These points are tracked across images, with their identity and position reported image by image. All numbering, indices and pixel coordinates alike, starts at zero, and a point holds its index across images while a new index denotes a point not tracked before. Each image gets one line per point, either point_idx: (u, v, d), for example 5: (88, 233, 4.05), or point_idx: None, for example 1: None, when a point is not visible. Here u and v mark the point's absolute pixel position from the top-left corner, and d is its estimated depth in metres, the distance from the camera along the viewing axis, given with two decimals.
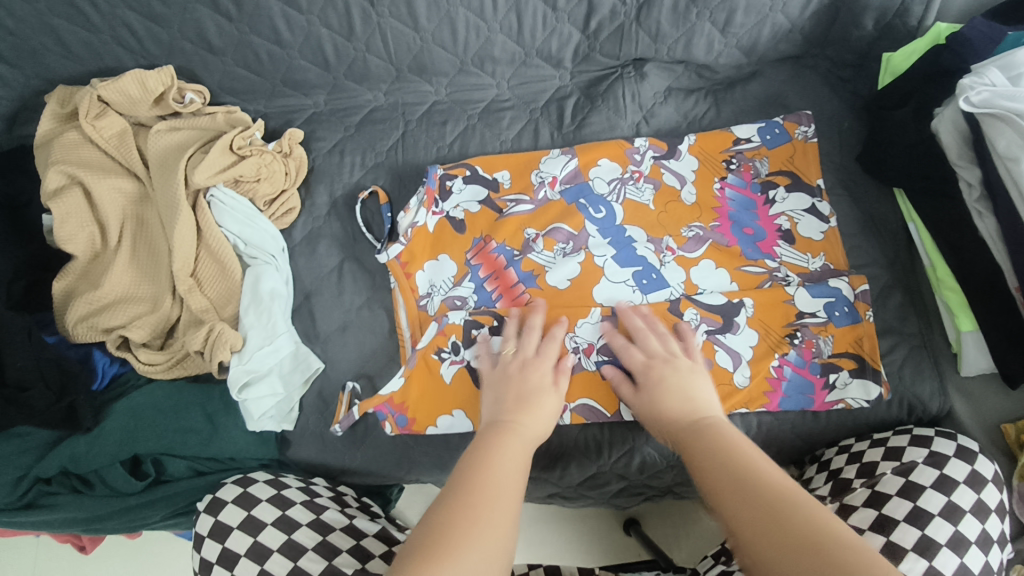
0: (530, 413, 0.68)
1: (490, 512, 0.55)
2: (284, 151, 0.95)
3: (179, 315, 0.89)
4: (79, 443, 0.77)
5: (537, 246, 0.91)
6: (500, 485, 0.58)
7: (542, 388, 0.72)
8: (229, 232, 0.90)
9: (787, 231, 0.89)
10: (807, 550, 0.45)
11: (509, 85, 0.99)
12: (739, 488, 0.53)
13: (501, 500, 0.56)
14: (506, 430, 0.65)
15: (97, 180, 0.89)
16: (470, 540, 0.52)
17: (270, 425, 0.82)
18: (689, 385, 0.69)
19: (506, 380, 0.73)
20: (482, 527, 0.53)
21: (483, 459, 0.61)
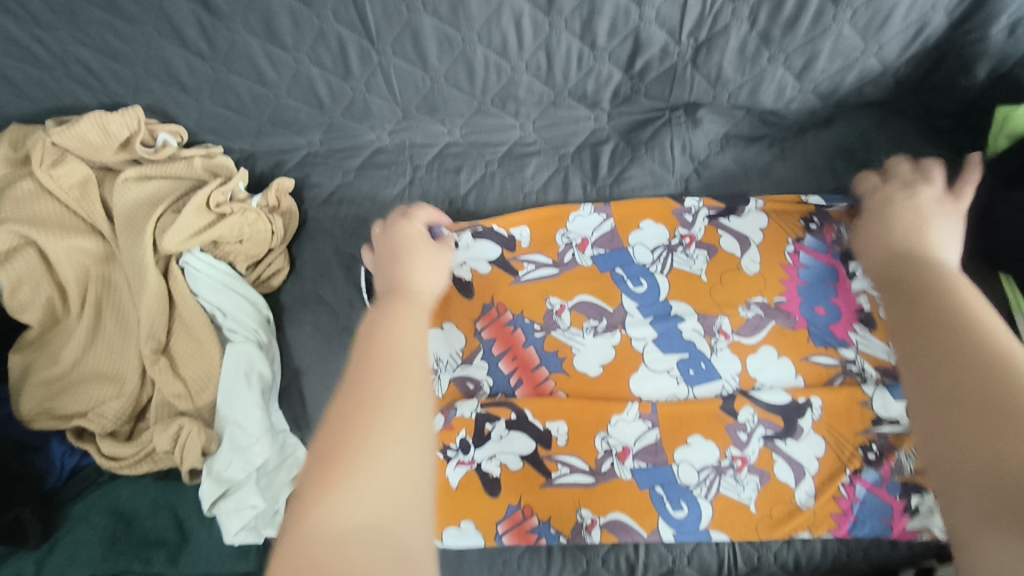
0: (419, 270, 0.60)
1: (386, 395, 0.42)
2: (270, 206, 0.81)
3: (150, 397, 0.78)
4: (29, 560, 0.66)
5: (562, 321, 0.79)
6: (396, 361, 0.44)
7: (424, 255, 0.62)
8: (207, 301, 0.78)
9: (868, 314, 0.75)
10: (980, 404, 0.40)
11: (535, 126, 0.84)
12: (929, 316, 0.49)
13: (393, 368, 0.44)
14: (402, 296, 0.54)
15: (53, 240, 0.76)
16: (366, 441, 0.40)
17: (250, 537, 0.71)
18: (933, 224, 0.61)
19: (386, 252, 0.64)
20: (378, 419, 0.41)
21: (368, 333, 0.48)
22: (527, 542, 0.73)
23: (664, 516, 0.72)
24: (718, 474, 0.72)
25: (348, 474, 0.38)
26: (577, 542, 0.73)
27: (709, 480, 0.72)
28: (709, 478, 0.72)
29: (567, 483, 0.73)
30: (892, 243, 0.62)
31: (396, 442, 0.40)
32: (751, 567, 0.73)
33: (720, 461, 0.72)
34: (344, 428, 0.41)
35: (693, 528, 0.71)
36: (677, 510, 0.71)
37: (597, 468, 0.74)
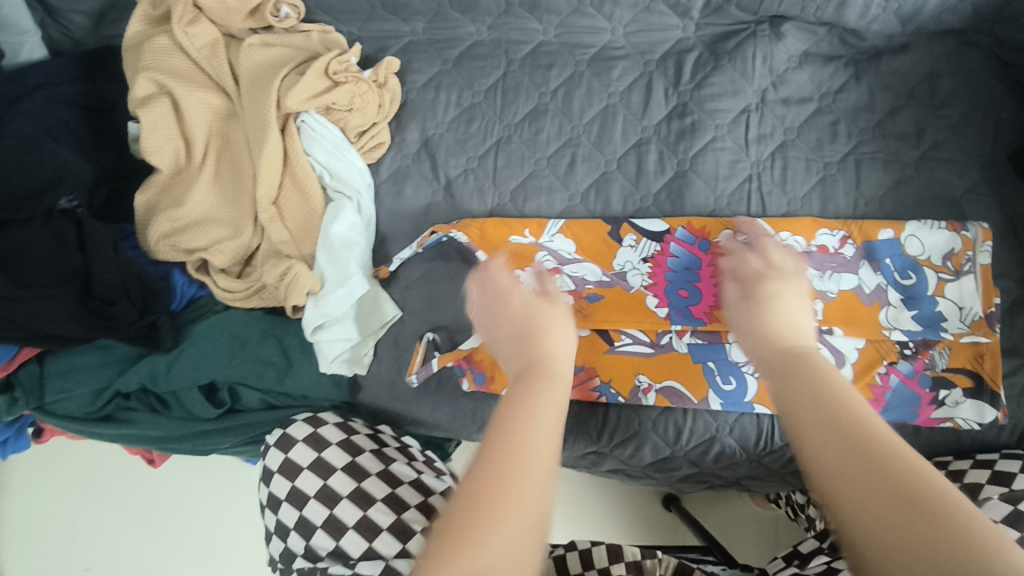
0: (551, 338, 0.59)
1: (518, 482, 0.44)
2: (378, 81, 0.89)
3: (259, 244, 0.86)
4: (160, 362, 0.76)
5: (642, 247, 0.84)
6: (530, 438, 0.48)
7: (556, 324, 0.61)
8: (317, 161, 0.86)
9: (919, 261, 0.80)
10: (906, 502, 0.40)
11: (625, 31, 0.91)
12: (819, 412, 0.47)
13: (525, 452, 0.46)
14: (534, 373, 0.55)
15: (187, 92, 0.85)
16: (495, 522, 0.42)
17: (340, 368, 0.81)
18: (789, 309, 0.61)
19: (493, 323, 0.63)
20: (517, 485, 0.44)
21: (518, 406, 0.50)
22: (588, 399, 0.82)
23: (713, 387, 0.80)
24: None
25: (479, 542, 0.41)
26: (632, 403, 0.82)
27: None
28: None
29: (628, 351, 0.82)
30: (743, 320, 0.62)
31: (521, 528, 0.42)
32: (786, 440, 0.81)
33: None
34: (485, 487, 0.44)
35: (738, 400, 0.80)
36: (726, 382, 0.80)
37: (656, 340, 0.82)
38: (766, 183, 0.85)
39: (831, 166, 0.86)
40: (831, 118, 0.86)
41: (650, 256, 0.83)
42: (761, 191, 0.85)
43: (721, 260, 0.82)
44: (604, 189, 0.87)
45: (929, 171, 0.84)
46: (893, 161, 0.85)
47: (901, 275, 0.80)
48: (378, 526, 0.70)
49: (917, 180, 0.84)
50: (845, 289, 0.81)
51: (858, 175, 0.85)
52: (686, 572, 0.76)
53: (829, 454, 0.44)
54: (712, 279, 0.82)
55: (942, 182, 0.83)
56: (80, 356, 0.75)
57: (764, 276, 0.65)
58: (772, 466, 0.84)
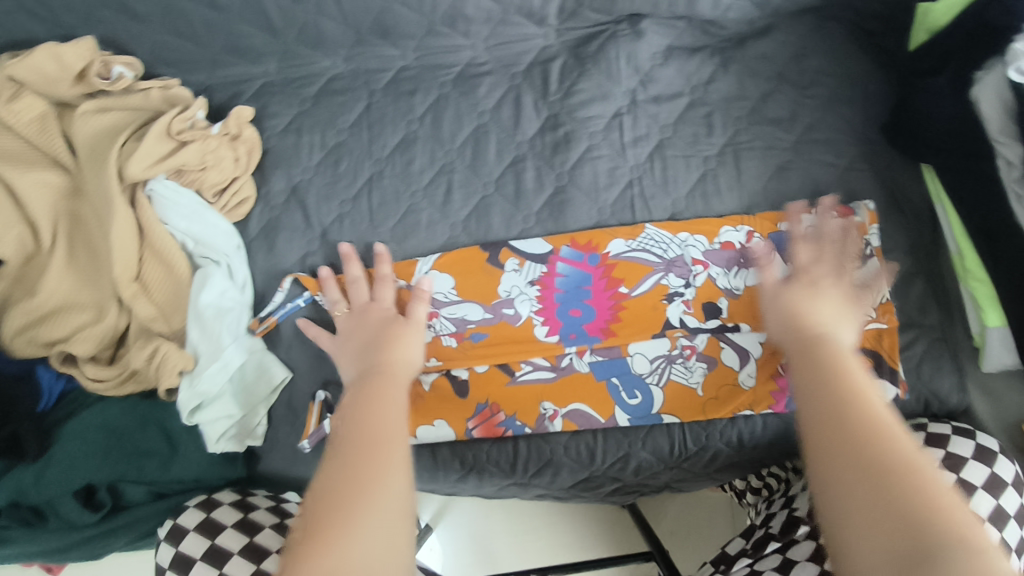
0: (400, 346, 0.68)
1: (374, 474, 0.50)
2: (232, 133, 0.84)
3: (128, 324, 0.80)
4: (26, 474, 0.70)
5: (527, 274, 0.81)
6: (385, 430, 0.54)
7: (402, 338, 0.69)
8: (177, 229, 0.81)
9: None
10: (885, 493, 0.44)
11: (486, 47, 0.88)
12: (853, 459, 0.46)
13: (374, 464, 0.51)
14: (381, 373, 0.63)
15: (20, 174, 0.78)
16: (357, 512, 0.47)
17: (230, 446, 0.76)
18: (821, 297, 0.63)
19: (349, 341, 0.71)
20: (372, 488, 0.49)
21: (361, 419, 0.55)
22: (495, 435, 0.80)
23: (620, 404, 0.79)
24: (669, 362, 0.79)
25: (343, 532, 0.46)
26: (540, 431, 0.80)
27: (660, 368, 0.79)
28: (661, 367, 0.79)
29: (531, 379, 0.80)
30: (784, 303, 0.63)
31: (377, 521, 0.47)
32: (700, 445, 0.80)
33: (671, 350, 0.79)
34: (339, 494, 0.49)
35: (645, 413, 0.79)
36: (632, 398, 0.78)
37: (558, 363, 0.80)
38: (647, 186, 0.83)
39: (710, 159, 0.84)
40: (704, 111, 0.84)
41: (537, 278, 0.81)
42: (643, 195, 0.83)
43: (613, 271, 0.80)
44: (485, 214, 0.84)
45: (806, 153, 0.83)
46: (772, 147, 0.83)
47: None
48: None
49: (797, 164, 0.82)
50: (751, 284, 0.79)
51: (738, 165, 0.83)
52: None
53: (833, 467, 0.47)
54: (604, 294, 0.80)
55: (821, 163, 0.82)
56: None
57: (797, 282, 0.65)
58: (694, 469, 0.82)
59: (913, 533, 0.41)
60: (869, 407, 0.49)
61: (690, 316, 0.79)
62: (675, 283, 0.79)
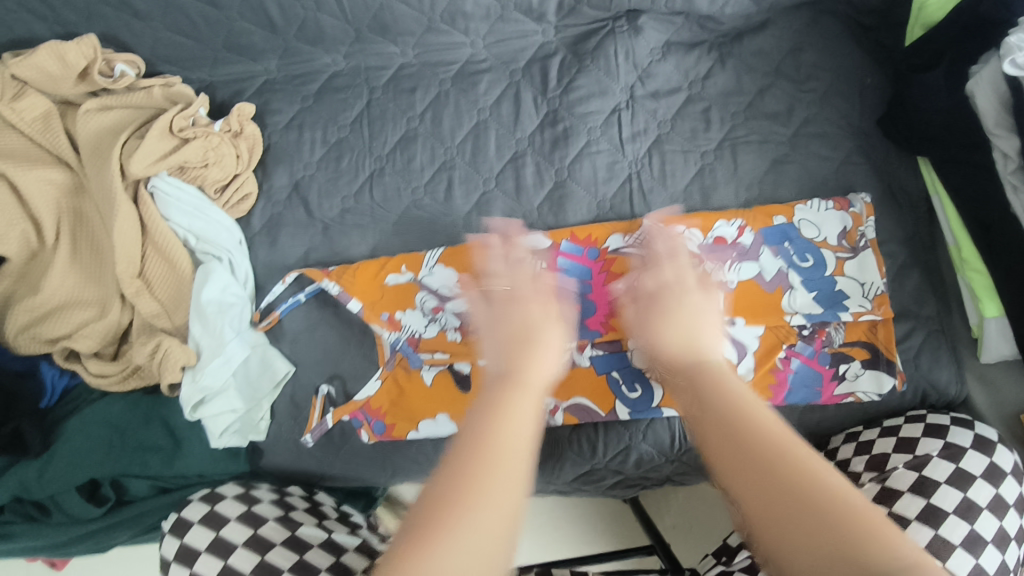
0: (536, 353, 0.52)
1: (493, 478, 0.40)
2: (233, 130, 0.85)
3: (130, 321, 0.81)
4: (30, 469, 0.71)
5: None
6: (514, 433, 0.43)
7: (542, 320, 0.56)
8: (178, 226, 0.81)
9: (812, 242, 0.79)
10: (806, 510, 0.37)
11: (485, 44, 0.89)
12: (760, 475, 0.40)
13: (499, 469, 0.40)
14: (511, 380, 0.48)
15: (22, 171, 0.78)
16: (471, 514, 0.38)
17: (234, 440, 0.77)
18: (698, 320, 0.55)
19: (495, 326, 0.56)
20: (488, 492, 0.39)
21: (492, 412, 0.45)
22: None
23: (620, 398, 0.79)
24: None
25: (446, 541, 0.36)
26: (544, 425, 0.81)
27: None
28: None
29: None
30: (654, 330, 0.55)
31: (484, 537, 0.37)
32: None
33: None
34: (456, 495, 0.39)
35: (645, 407, 0.78)
36: (631, 391, 0.78)
37: None
38: (646, 180, 0.84)
39: (708, 154, 0.84)
40: (702, 106, 0.85)
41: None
42: (642, 189, 0.84)
43: (612, 266, 0.79)
44: (486, 209, 0.85)
45: (804, 146, 0.83)
46: (769, 141, 0.84)
47: (800, 258, 0.78)
48: None
49: (794, 157, 0.83)
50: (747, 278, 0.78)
51: (736, 159, 0.84)
52: None
53: (743, 484, 0.41)
54: (603, 288, 0.79)
55: (818, 157, 0.83)
56: None
57: (651, 304, 0.58)
58: (695, 462, 0.83)
59: (844, 550, 0.35)
60: (756, 413, 0.43)
61: None
62: None
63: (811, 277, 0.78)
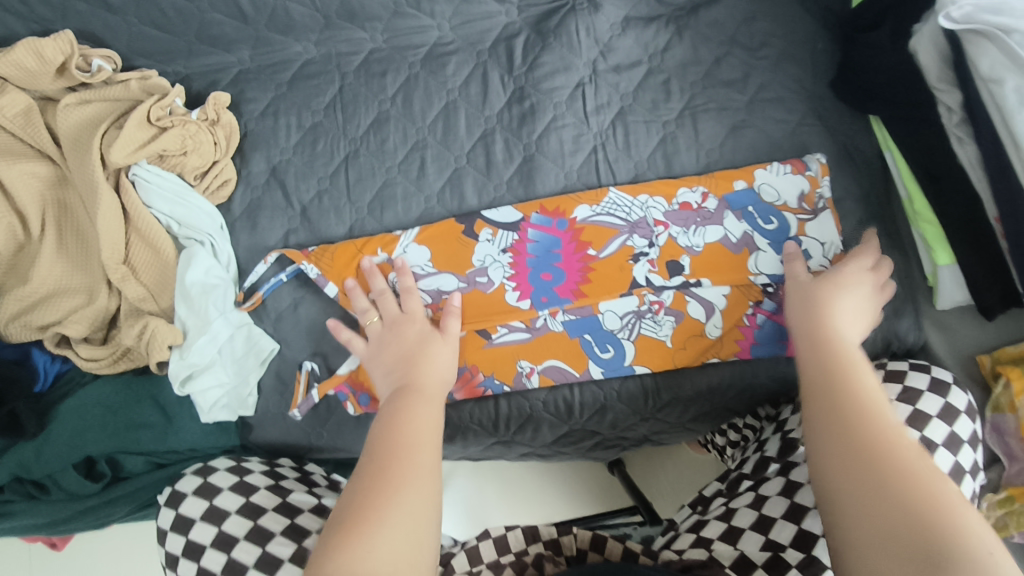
0: (427, 367, 0.70)
1: (404, 476, 0.57)
2: (210, 118, 0.87)
3: (118, 306, 0.83)
4: (27, 450, 0.74)
5: (497, 242, 0.84)
6: (415, 439, 0.61)
7: (429, 343, 0.73)
8: (160, 212, 0.84)
9: (773, 206, 0.82)
10: (881, 479, 0.50)
11: (451, 26, 0.92)
12: (857, 449, 0.53)
13: (408, 463, 0.58)
14: (409, 391, 0.67)
15: (6, 165, 0.81)
16: (390, 507, 0.55)
17: (223, 414, 0.80)
18: (837, 313, 0.66)
19: (385, 349, 0.73)
20: (399, 494, 0.56)
21: (394, 421, 0.63)
22: (475, 395, 0.83)
23: (594, 359, 0.82)
24: (639, 318, 0.82)
25: (371, 532, 0.53)
26: (518, 389, 0.84)
27: (630, 324, 0.82)
28: (631, 322, 0.82)
29: (506, 341, 0.82)
30: (806, 313, 0.67)
31: (399, 525, 0.54)
32: (674, 394, 0.84)
33: (639, 306, 0.82)
34: (366, 497, 0.56)
35: (617, 367, 0.82)
36: (604, 352, 0.82)
37: (532, 324, 0.82)
38: (611, 151, 0.87)
39: (670, 123, 0.87)
40: (662, 77, 0.88)
41: (510, 246, 0.83)
42: (607, 160, 0.87)
43: (581, 235, 0.83)
44: (458, 185, 0.88)
45: (761, 112, 0.87)
46: (727, 108, 0.87)
47: (764, 221, 0.82)
48: (278, 559, 0.70)
49: (752, 122, 0.86)
50: (712, 241, 0.82)
51: (697, 127, 0.87)
52: (601, 542, 0.79)
53: (834, 457, 0.53)
54: (573, 257, 0.83)
55: (774, 120, 0.86)
56: None
57: (821, 283, 0.69)
58: (668, 420, 0.87)
59: (923, 531, 0.46)
60: (864, 399, 0.56)
61: (655, 275, 0.82)
62: (639, 244, 0.82)
63: (772, 239, 0.81)
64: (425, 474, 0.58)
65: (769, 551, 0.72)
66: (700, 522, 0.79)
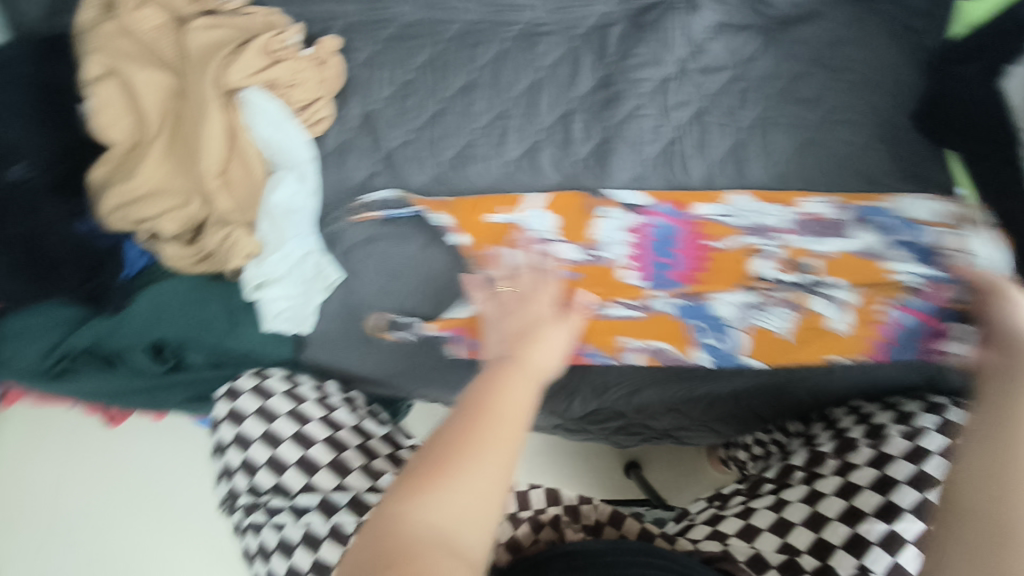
0: (538, 345, 0.64)
1: (486, 441, 0.52)
2: (320, 59, 0.94)
3: (207, 216, 0.90)
4: (107, 322, 0.80)
5: (615, 220, 0.87)
6: (504, 414, 0.54)
7: (544, 319, 0.69)
8: (261, 135, 0.90)
9: (905, 220, 0.84)
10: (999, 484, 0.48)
11: (546, 9, 0.96)
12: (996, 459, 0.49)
13: (491, 432, 0.53)
14: (514, 364, 0.61)
15: (136, 70, 0.89)
16: (463, 466, 0.50)
17: (285, 326, 0.86)
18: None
19: (508, 317, 0.70)
20: (477, 455, 0.51)
21: (487, 395, 0.56)
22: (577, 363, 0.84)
23: (702, 345, 0.84)
24: (756, 310, 0.84)
25: (442, 485, 0.49)
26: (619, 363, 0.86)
27: (743, 315, 0.84)
28: (741, 312, 0.84)
29: (619, 316, 0.84)
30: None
31: (468, 492, 0.49)
32: (707, 386, 0.86)
33: (753, 298, 0.84)
34: (442, 454, 0.51)
35: (728, 356, 0.83)
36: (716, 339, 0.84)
37: (647, 301, 0.85)
38: (687, 147, 0.90)
39: (745, 130, 0.90)
40: (745, 85, 0.91)
41: (631, 226, 0.87)
42: (682, 154, 0.90)
43: (699, 227, 0.86)
44: (535, 157, 0.92)
45: (838, 132, 0.88)
46: (805, 123, 0.89)
47: (900, 234, 0.83)
48: (317, 464, 0.77)
49: (825, 141, 0.88)
50: (839, 251, 0.84)
51: (774, 137, 0.89)
52: (620, 518, 0.80)
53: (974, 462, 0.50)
54: (692, 246, 0.86)
55: (852, 142, 0.88)
56: (30, 317, 0.78)
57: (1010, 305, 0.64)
58: (692, 416, 0.91)
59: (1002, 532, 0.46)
60: None
61: (782, 272, 0.84)
62: (759, 243, 0.85)
63: (902, 249, 0.83)
64: (506, 452, 0.52)
65: (784, 553, 0.71)
66: (717, 515, 0.79)
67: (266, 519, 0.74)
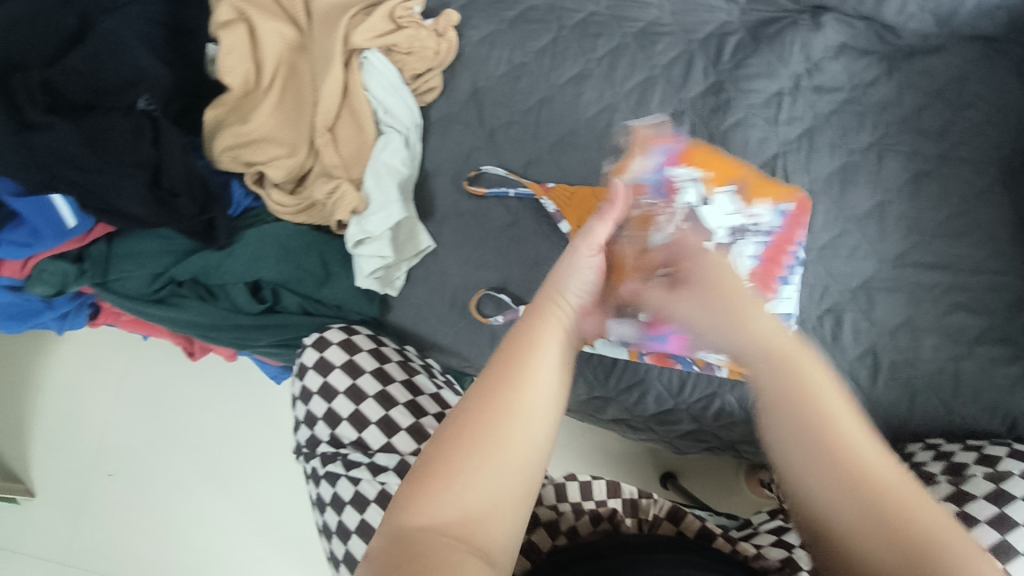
0: (575, 285, 0.53)
1: (506, 419, 0.43)
2: (438, 31, 0.96)
3: (312, 166, 0.93)
4: (212, 257, 0.83)
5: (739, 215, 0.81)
6: (531, 377, 0.45)
7: (576, 272, 0.54)
8: (374, 97, 0.92)
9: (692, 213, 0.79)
10: None
11: (672, 10, 0.97)
12: None
13: (516, 399, 0.44)
14: (547, 315, 0.49)
15: (264, 20, 0.91)
16: (472, 457, 0.41)
17: (372, 285, 0.86)
18: None
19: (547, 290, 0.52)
20: (495, 435, 0.42)
21: (510, 355, 0.46)
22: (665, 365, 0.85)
23: None
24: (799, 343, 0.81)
25: (450, 483, 0.41)
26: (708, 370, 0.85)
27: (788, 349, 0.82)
28: None
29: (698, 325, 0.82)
30: None
31: (483, 485, 0.41)
32: None
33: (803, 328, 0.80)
34: (450, 446, 0.42)
35: None
36: None
37: None
38: (791, 162, 0.90)
39: (854, 153, 0.90)
40: (859, 109, 0.91)
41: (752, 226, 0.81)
42: (785, 168, 0.90)
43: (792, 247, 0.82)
44: None
45: (947, 167, 0.88)
46: (915, 154, 0.89)
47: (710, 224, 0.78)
48: (397, 425, 0.78)
49: (936, 174, 0.88)
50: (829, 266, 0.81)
51: (880, 164, 0.89)
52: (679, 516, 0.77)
53: None
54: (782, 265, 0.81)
55: (961, 179, 0.87)
56: (141, 242, 0.82)
57: None
58: None
59: None
60: None
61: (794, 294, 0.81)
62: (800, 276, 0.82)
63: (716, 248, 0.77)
64: (521, 435, 0.43)
65: None
66: (783, 528, 0.79)
67: (342, 471, 0.75)
